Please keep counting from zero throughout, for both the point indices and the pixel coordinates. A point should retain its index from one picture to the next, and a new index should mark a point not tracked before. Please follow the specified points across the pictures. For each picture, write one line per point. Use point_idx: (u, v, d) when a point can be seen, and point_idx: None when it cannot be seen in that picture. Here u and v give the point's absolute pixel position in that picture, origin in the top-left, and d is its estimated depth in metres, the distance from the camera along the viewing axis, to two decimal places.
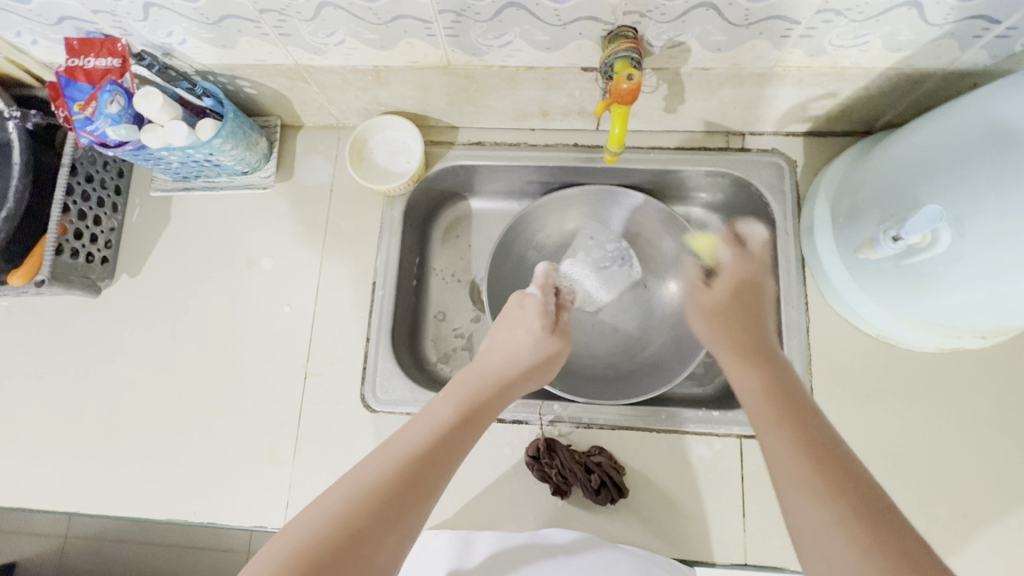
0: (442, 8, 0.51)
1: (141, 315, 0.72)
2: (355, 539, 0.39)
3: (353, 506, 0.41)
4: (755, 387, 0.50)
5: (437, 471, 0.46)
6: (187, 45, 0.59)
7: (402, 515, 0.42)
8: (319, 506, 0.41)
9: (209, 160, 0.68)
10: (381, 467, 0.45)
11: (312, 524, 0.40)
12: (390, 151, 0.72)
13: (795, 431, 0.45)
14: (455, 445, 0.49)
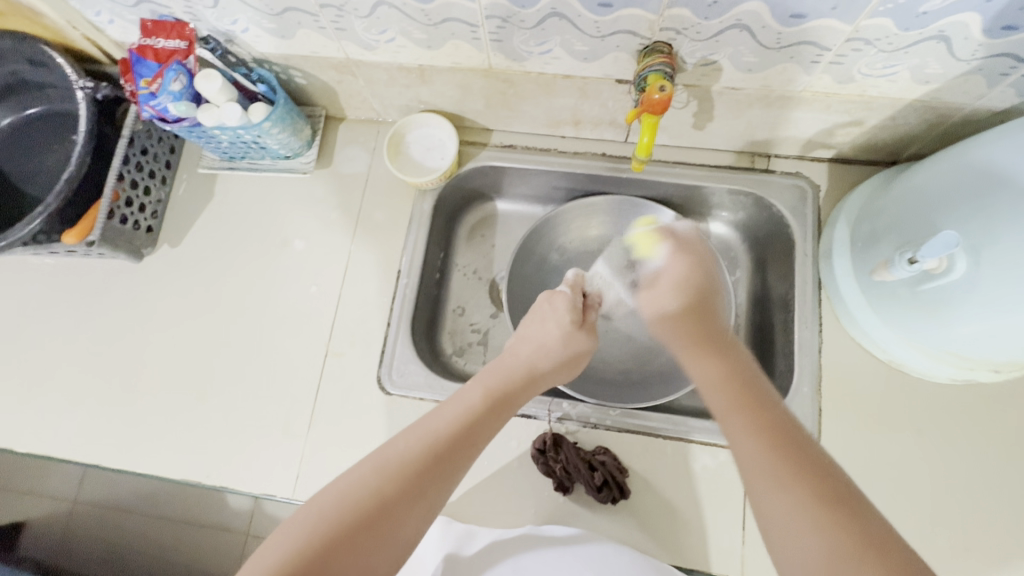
0: (489, 13, 0.55)
1: (177, 284, 0.76)
2: (381, 514, 0.41)
3: (380, 483, 0.42)
4: (714, 378, 0.48)
5: (461, 454, 0.47)
6: (248, 33, 0.64)
7: (426, 493, 0.43)
8: (350, 479, 0.43)
9: (257, 142, 0.72)
10: (410, 444, 0.46)
11: (340, 497, 0.41)
12: (426, 148, 0.75)
13: (761, 432, 0.42)
14: (484, 426, 0.50)
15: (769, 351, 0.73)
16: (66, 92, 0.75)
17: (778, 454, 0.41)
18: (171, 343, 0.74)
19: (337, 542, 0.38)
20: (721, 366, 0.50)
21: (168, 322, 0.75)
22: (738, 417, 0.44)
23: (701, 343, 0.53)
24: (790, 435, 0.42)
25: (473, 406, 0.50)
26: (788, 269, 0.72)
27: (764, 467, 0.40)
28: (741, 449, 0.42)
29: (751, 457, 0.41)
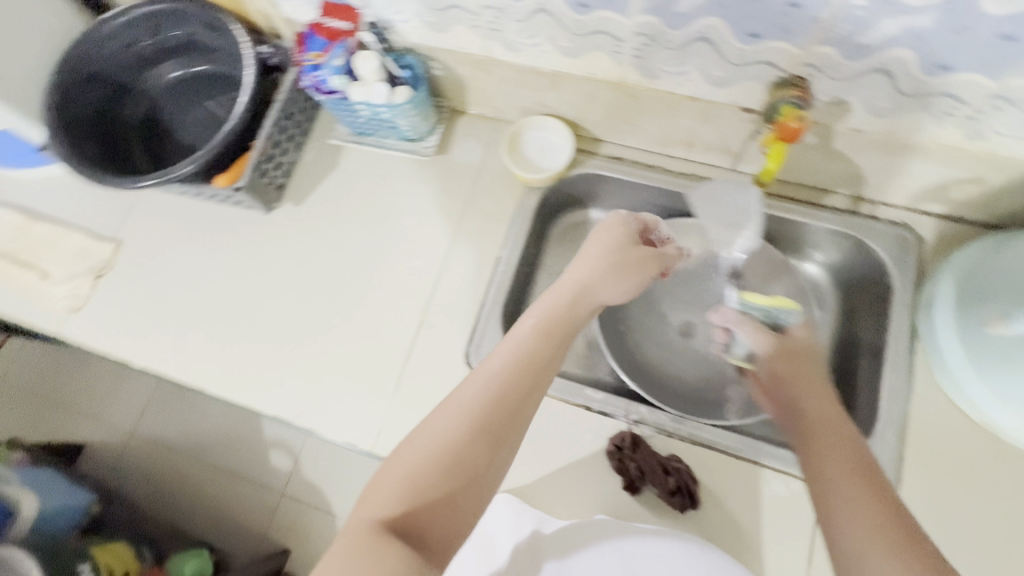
0: (639, 30, 0.59)
1: (294, 240, 0.83)
2: (467, 459, 0.43)
3: (457, 434, 0.44)
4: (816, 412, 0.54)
5: (524, 388, 0.48)
6: (408, 23, 0.70)
7: (504, 434, 0.46)
8: (437, 428, 0.45)
9: (389, 122, 0.79)
10: (479, 392, 0.47)
11: (429, 447, 0.44)
12: (540, 149, 0.80)
13: (853, 477, 0.47)
14: (544, 361, 0.50)
15: (849, 394, 0.73)
16: (229, 57, 0.85)
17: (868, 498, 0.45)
18: (281, 292, 0.80)
19: (430, 490, 0.42)
20: (818, 410, 0.54)
21: (281, 273, 0.82)
22: (831, 462, 0.49)
23: (802, 392, 0.57)
24: (879, 482, 0.46)
25: (528, 341, 0.51)
26: (881, 317, 0.73)
27: (862, 516, 0.44)
28: (828, 491, 0.47)
29: (843, 500, 0.46)
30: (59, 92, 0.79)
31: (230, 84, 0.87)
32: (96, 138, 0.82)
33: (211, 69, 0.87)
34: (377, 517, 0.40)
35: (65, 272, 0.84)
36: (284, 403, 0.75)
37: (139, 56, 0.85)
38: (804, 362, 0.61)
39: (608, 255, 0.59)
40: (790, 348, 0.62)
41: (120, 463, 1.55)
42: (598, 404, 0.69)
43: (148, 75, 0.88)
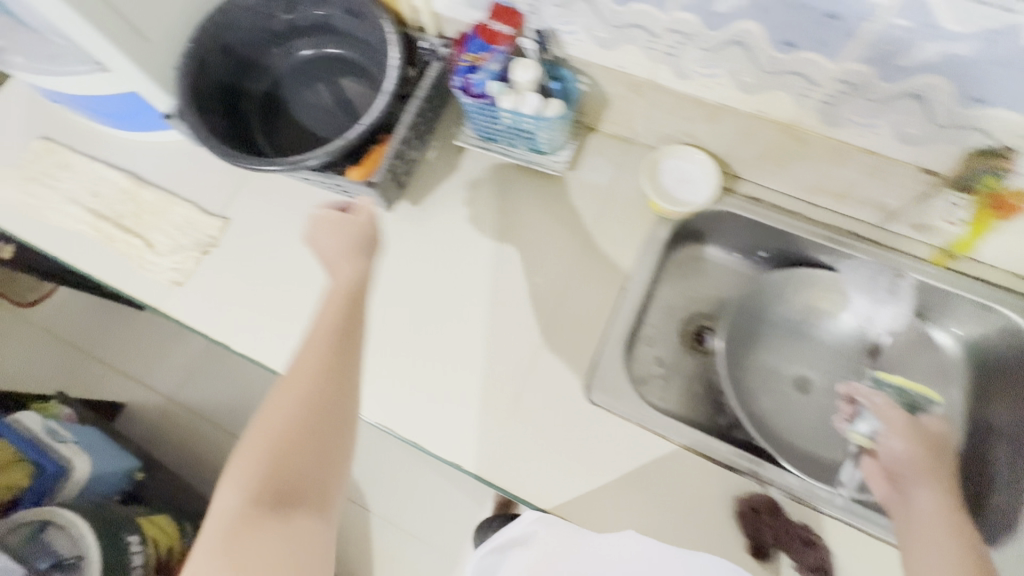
0: (841, 77, 0.56)
1: (409, 241, 0.80)
2: (313, 446, 0.54)
3: (288, 427, 0.53)
4: (937, 502, 0.55)
5: (338, 373, 0.56)
6: (573, 35, 0.67)
7: (322, 432, 0.54)
8: (276, 415, 0.54)
9: (529, 133, 0.75)
10: (282, 416, 0.54)
11: (268, 437, 0.53)
12: (678, 178, 0.77)
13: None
14: (359, 336, 0.58)
15: (982, 479, 0.69)
16: (364, 43, 0.82)
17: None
18: (392, 294, 0.78)
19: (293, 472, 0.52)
20: (933, 513, 0.54)
21: (394, 274, 0.79)
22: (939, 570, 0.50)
23: (922, 488, 0.56)
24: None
25: (338, 284, 0.60)
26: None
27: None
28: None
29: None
30: (195, 60, 0.76)
31: (358, 71, 0.84)
32: (222, 112, 0.80)
33: (340, 52, 0.85)
34: (237, 501, 0.51)
35: (170, 245, 0.82)
36: (390, 411, 0.72)
37: (270, 31, 0.82)
38: (944, 465, 0.59)
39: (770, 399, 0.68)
40: (927, 446, 0.60)
41: (159, 429, 1.54)
42: (726, 459, 0.66)
43: (274, 50, 0.85)
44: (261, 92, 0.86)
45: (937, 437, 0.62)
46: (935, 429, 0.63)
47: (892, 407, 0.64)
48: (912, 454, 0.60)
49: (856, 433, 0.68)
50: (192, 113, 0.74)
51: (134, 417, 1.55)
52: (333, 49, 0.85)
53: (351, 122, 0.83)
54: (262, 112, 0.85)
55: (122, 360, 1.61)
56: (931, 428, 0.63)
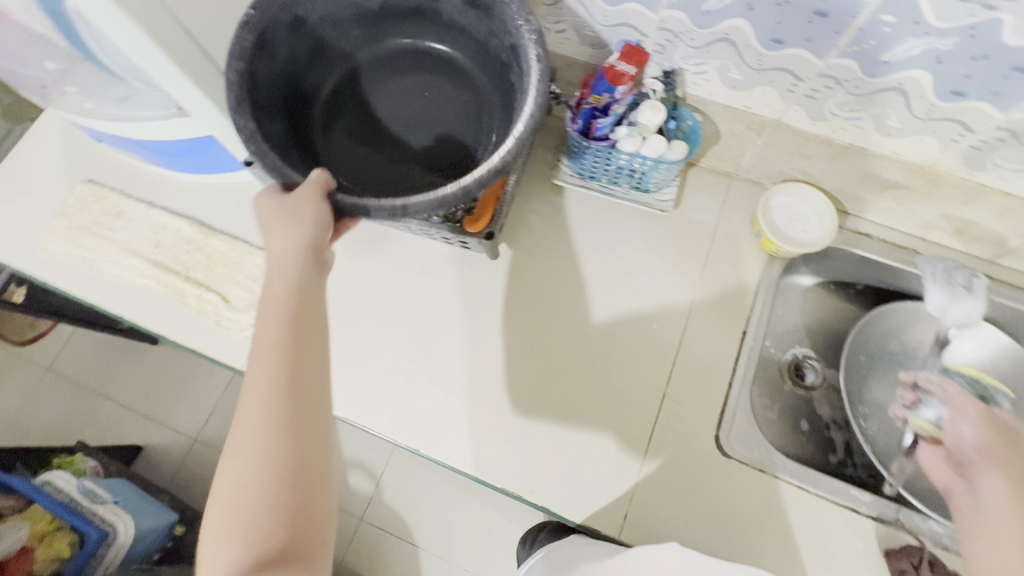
0: (1005, 125, 0.55)
1: (511, 286, 0.76)
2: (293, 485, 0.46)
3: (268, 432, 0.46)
4: (1003, 494, 0.53)
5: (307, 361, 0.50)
6: (702, 76, 0.65)
7: (303, 422, 0.48)
8: (245, 436, 0.46)
9: (640, 173, 0.72)
10: (252, 403, 0.48)
11: (251, 460, 0.46)
12: (790, 216, 0.74)
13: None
14: (314, 319, 0.52)
15: None
16: (479, 46, 0.67)
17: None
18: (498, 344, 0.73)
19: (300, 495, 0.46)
20: (999, 498, 0.53)
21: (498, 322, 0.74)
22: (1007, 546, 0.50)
23: (986, 468, 0.56)
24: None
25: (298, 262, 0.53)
26: None
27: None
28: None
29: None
30: (257, 33, 0.57)
31: (459, 74, 0.71)
32: (284, 114, 0.64)
33: (443, 50, 0.71)
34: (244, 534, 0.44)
35: (248, 298, 0.76)
36: (511, 477, 0.67)
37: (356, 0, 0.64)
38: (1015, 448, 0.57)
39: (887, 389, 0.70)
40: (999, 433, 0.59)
41: (185, 473, 1.44)
42: (867, 508, 0.65)
43: (359, 27, 0.68)
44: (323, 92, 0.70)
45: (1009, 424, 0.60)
46: (1006, 418, 0.61)
47: (960, 394, 0.64)
48: (978, 438, 0.59)
49: (919, 418, 0.70)
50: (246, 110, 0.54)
51: (155, 462, 1.45)
52: (439, 44, 0.71)
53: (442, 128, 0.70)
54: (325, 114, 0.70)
55: (139, 400, 1.50)
56: (1001, 416, 0.61)
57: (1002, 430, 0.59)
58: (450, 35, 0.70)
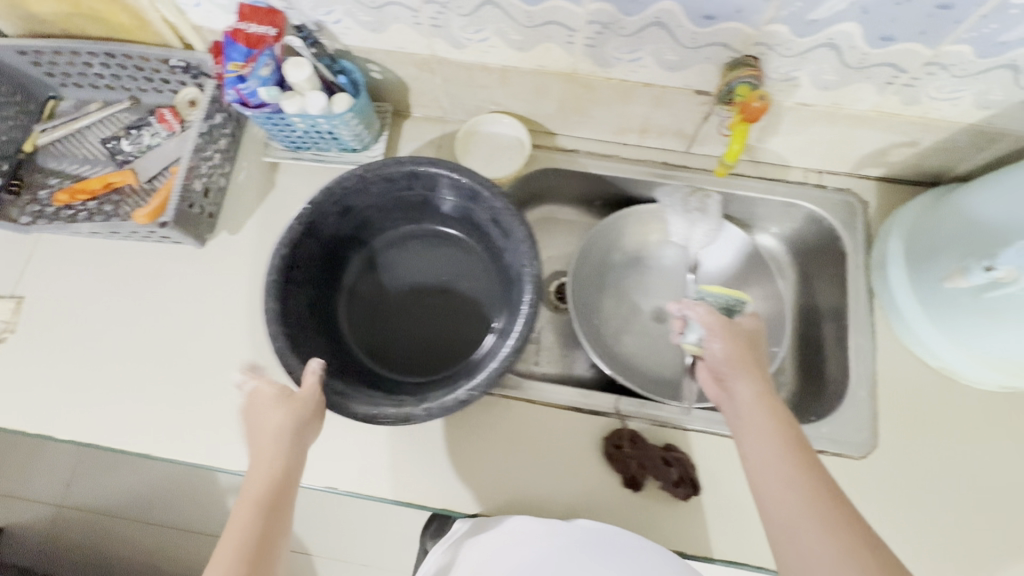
0: (592, 18, 0.57)
1: (237, 271, 0.75)
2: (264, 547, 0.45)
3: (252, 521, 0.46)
4: (749, 401, 0.50)
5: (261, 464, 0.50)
6: (340, 24, 0.65)
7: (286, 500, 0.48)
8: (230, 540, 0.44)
9: (331, 133, 0.72)
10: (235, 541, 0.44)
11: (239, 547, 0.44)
12: (493, 148, 0.77)
13: (810, 490, 0.43)
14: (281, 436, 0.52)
15: (820, 357, 0.76)
16: (472, 226, 0.73)
17: (845, 516, 0.41)
18: (228, 331, 0.73)
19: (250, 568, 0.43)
20: (755, 416, 0.49)
21: (227, 310, 0.74)
22: (783, 466, 0.45)
23: (738, 381, 0.52)
24: (842, 503, 0.42)
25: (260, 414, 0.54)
26: (839, 282, 0.76)
27: (827, 538, 0.40)
28: (791, 509, 0.42)
29: (808, 519, 0.41)
30: (305, 225, 0.64)
31: (427, 236, 0.77)
32: (312, 283, 0.68)
33: (456, 234, 0.76)
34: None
35: None
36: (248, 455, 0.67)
37: (404, 199, 0.71)
38: (758, 357, 0.55)
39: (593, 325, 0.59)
40: (745, 346, 0.55)
41: None
42: (587, 404, 0.68)
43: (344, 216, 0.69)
44: (348, 263, 0.74)
45: (750, 332, 0.57)
46: (751, 324, 0.58)
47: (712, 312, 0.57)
48: (729, 356, 0.54)
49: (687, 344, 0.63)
50: (276, 321, 0.59)
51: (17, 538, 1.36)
52: (442, 227, 0.76)
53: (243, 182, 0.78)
54: (348, 307, 0.73)
55: None
56: (745, 325, 0.58)
57: (747, 340, 0.56)
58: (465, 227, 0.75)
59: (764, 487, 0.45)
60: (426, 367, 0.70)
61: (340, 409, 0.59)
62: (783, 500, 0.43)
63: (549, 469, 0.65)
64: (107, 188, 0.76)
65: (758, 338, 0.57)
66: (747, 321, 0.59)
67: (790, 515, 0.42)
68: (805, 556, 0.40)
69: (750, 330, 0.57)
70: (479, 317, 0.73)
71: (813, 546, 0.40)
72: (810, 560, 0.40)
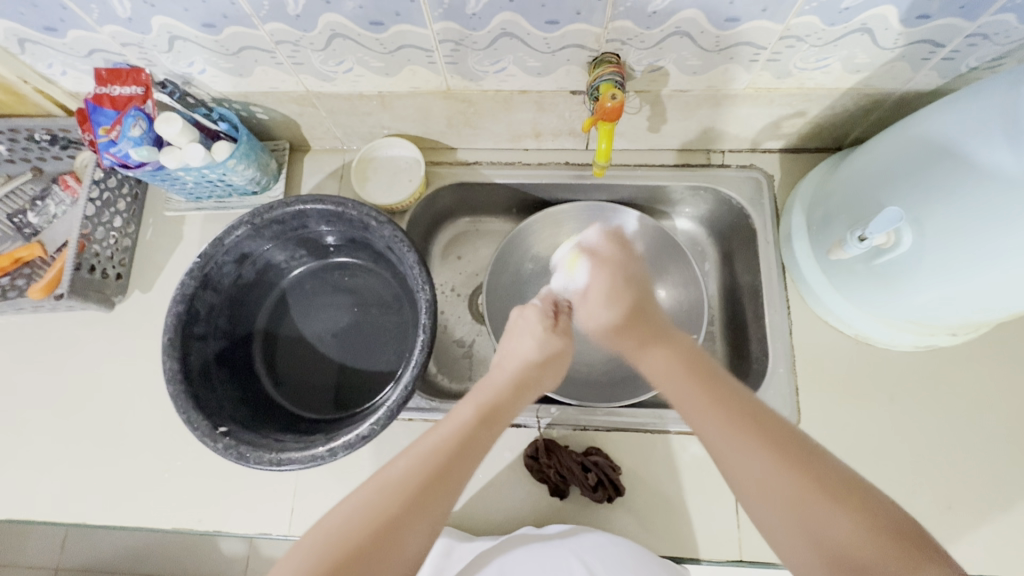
0: (442, 37, 0.57)
1: (152, 329, 0.75)
2: (370, 546, 0.40)
3: (367, 510, 0.41)
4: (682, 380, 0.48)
5: (462, 468, 0.46)
6: (206, 74, 0.64)
7: (434, 511, 0.43)
8: (391, 468, 0.45)
9: (222, 180, 0.71)
10: (414, 456, 0.45)
11: (330, 534, 0.40)
12: (392, 172, 0.76)
13: (734, 417, 0.43)
14: (482, 445, 0.48)
15: (743, 337, 0.76)
16: (375, 253, 0.73)
17: (766, 432, 0.42)
18: (149, 391, 0.73)
19: (347, 563, 0.39)
20: (665, 363, 0.50)
21: (146, 370, 0.74)
22: (714, 417, 0.44)
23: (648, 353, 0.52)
24: (764, 419, 0.43)
25: (474, 424, 0.49)
26: (752, 260, 0.75)
27: (753, 456, 0.41)
28: (719, 438, 0.43)
29: (734, 442, 0.42)
30: (200, 278, 0.63)
31: (334, 268, 0.77)
32: (220, 334, 0.68)
33: (362, 263, 0.76)
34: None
35: None
36: (180, 512, 0.68)
37: (304, 237, 0.71)
38: (636, 300, 0.57)
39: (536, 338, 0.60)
40: (617, 299, 0.57)
41: None
42: (509, 418, 0.68)
43: (242, 263, 0.68)
44: (261, 307, 0.74)
45: (607, 280, 0.58)
46: (607, 273, 0.58)
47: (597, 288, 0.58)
48: (614, 325, 0.56)
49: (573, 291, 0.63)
50: (179, 379, 0.59)
51: None
52: (345, 257, 0.76)
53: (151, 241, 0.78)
54: (268, 351, 0.74)
55: None
56: (599, 277, 0.59)
57: (613, 291, 0.57)
58: (370, 255, 0.75)
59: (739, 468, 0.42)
60: (345, 400, 0.71)
61: (244, 461, 0.56)
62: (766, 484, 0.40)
63: (475, 487, 0.66)
64: (17, 264, 0.74)
65: (628, 261, 0.60)
66: (596, 273, 0.59)
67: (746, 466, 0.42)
68: (743, 479, 0.42)
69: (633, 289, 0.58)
70: (396, 345, 0.73)
71: (746, 470, 0.41)
72: (751, 483, 0.41)
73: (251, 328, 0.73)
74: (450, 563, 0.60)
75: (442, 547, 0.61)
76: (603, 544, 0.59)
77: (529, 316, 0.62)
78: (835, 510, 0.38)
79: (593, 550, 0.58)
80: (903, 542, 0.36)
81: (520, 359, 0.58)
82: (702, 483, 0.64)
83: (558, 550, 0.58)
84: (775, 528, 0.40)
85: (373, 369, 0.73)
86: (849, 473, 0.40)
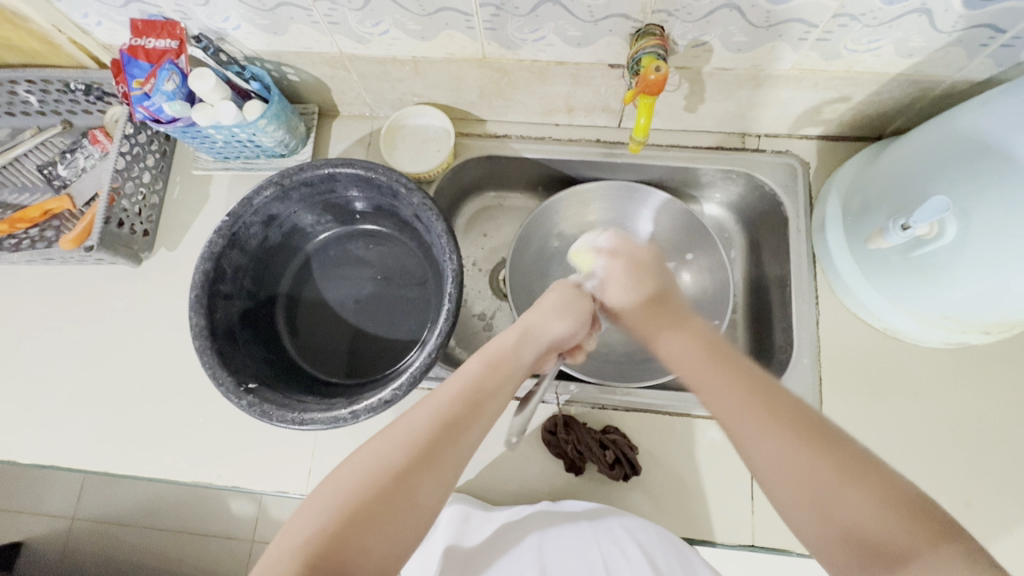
0: (483, 1, 0.55)
1: (177, 287, 0.76)
2: (381, 497, 0.38)
3: (375, 461, 0.40)
4: (687, 353, 0.49)
5: (470, 425, 0.45)
6: (240, 30, 0.64)
7: (444, 462, 0.41)
8: (402, 420, 0.43)
9: (251, 141, 0.70)
10: (425, 411, 0.44)
11: (341, 489, 0.39)
12: (420, 139, 0.75)
13: (748, 396, 0.43)
14: (491, 398, 0.47)
15: (767, 326, 0.75)
16: (402, 222, 0.73)
17: (783, 415, 0.41)
18: (170, 348, 0.74)
19: (359, 518, 0.37)
20: (684, 352, 0.49)
21: (170, 326, 0.75)
22: (724, 391, 0.44)
23: (665, 338, 0.52)
24: (785, 402, 0.42)
25: (482, 377, 0.48)
26: (781, 248, 0.74)
27: (773, 439, 0.40)
28: (736, 421, 0.42)
29: (753, 425, 0.41)
30: (228, 237, 0.63)
31: (359, 236, 0.77)
32: (245, 294, 0.68)
33: (388, 231, 0.76)
34: (300, 542, 0.36)
35: None
36: (201, 466, 0.69)
37: (331, 202, 0.71)
38: (655, 287, 0.58)
39: (562, 299, 0.58)
40: (637, 280, 0.59)
41: None
42: (527, 393, 0.69)
43: (271, 226, 0.69)
44: (285, 270, 0.75)
45: (626, 267, 0.61)
46: (621, 263, 0.61)
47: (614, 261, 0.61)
48: (624, 304, 0.58)
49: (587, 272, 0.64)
50: (205, 336, 0.59)
51: None
52: (371, 226, 0.76)
53: (181, 199, 0.79)
54: (290, 314, 0.74)
55: None
56: (614, 265, 0.61)
57: (631, 278, 0.59)
58: (398, 225, 0.75)
59: (756, 456, 0.41)
60: (366, 369, 0.71)
61: (267, 419, 0.56)
62: (782, 468, 0.39)
63: (490, 459, 0.67)
64: (47, 216, 0.75)
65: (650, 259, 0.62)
66: (606, 262, 0.62)
67: (762, 443, 0.40)
68: (768, 476, 0.40)
69: (653, 287, 0.58)
70: (418, 316, 0.73)
71: (766, 464, 0.40)
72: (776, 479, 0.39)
73: (277, 291, 0.74)
74: (469, 530, 0.61)
75: (460, 513, 0.62)
76: (631, 527, 0.59)
77: (562, 290, 0.60)
78: (856, 495, 0.36)
79: (622, 535, 0.59)
80: (928, 522, 0.34)
81: (536, 319, 0.55)
82: (718, 468, 0.65)
83: (591, 534, 0.59)
84: (792, 514, 0.38)
85: (394, 337, 0.73)
86: (865, 454, 0.38)
